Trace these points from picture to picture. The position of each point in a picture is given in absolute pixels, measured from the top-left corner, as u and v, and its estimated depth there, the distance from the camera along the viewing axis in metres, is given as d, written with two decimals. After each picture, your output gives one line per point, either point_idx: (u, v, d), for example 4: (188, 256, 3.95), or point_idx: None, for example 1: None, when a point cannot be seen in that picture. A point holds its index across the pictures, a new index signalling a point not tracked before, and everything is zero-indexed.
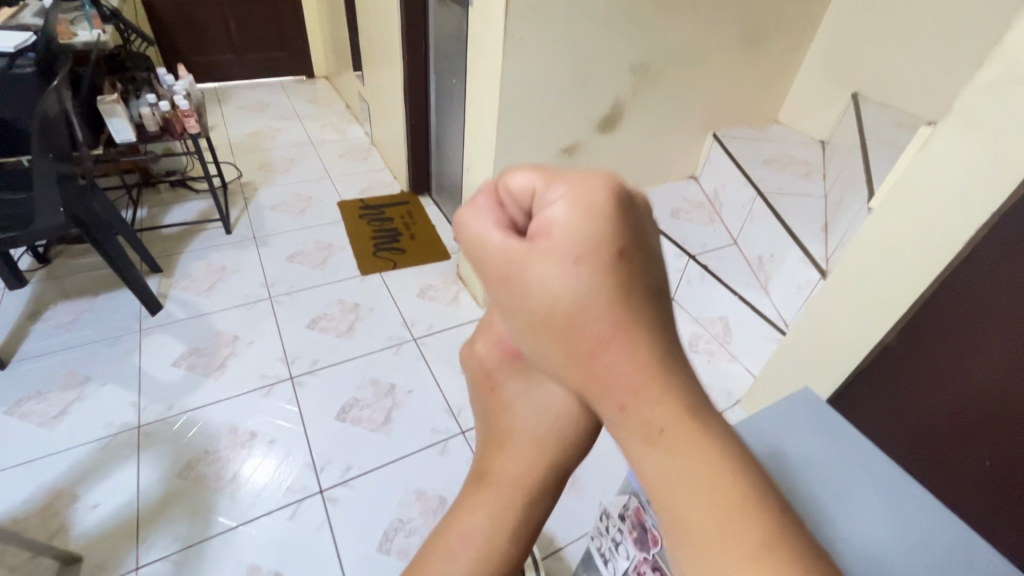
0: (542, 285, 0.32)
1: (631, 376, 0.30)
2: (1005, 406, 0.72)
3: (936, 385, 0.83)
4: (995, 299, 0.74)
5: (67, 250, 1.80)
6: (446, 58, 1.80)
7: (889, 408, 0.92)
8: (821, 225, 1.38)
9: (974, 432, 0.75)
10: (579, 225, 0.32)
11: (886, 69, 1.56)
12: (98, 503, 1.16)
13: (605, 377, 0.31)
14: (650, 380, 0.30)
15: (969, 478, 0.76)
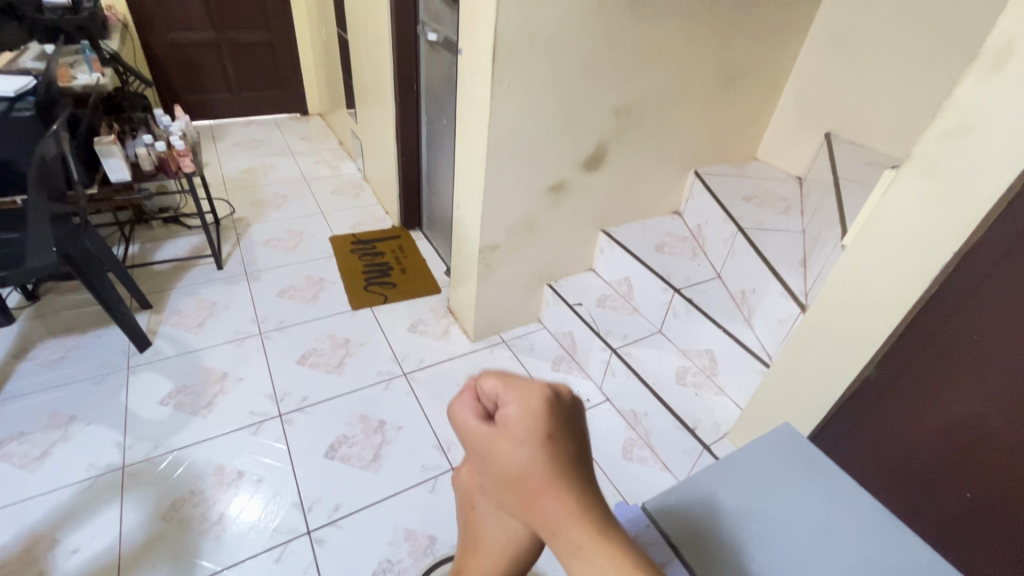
0: (503, 458, 0.36)
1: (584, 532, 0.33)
2: (976, 439, 0.74)
3: (911, 418, 0.85)
4: (962, 334, 0.77)
5: (56, 287, 1.80)
6: (436, 100, 1.87)
7: (869, 440, 0.93)
8: (800, 259, 1.42)
9: (952, 465, 0.77)
10: (521, 411, 0.36)
11: (854, 110, 1.65)
12: (78, 548, 1.13)
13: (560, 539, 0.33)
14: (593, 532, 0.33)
15: (946, 511, 0.77)
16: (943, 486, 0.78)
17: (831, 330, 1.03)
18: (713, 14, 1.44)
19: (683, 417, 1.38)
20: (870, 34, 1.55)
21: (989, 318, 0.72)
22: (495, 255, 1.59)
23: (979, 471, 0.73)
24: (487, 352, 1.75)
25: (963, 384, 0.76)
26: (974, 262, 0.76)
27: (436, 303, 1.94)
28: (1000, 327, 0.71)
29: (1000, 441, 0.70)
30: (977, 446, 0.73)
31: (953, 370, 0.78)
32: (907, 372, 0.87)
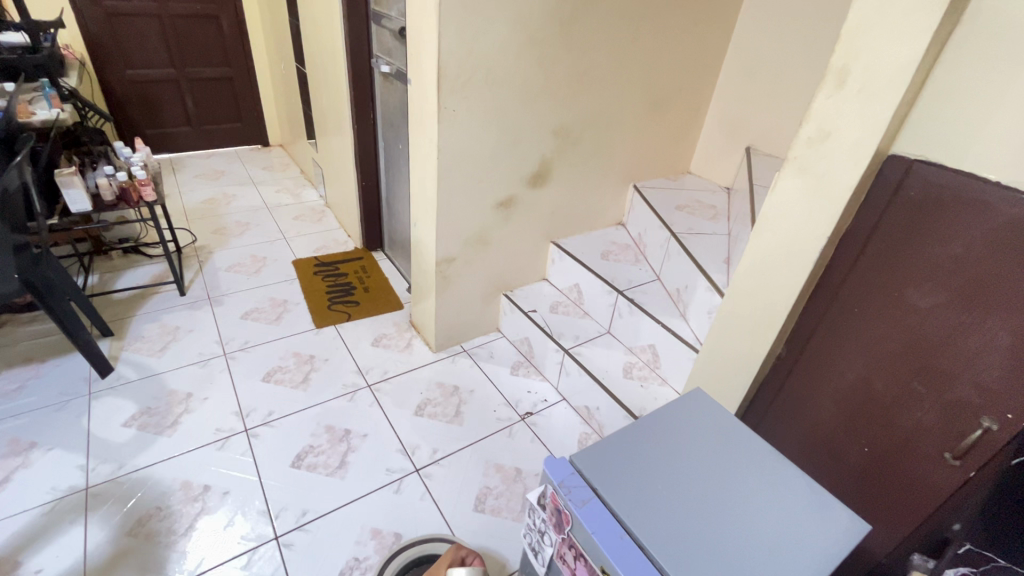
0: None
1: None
2: (872, 403, 0.92)
3: (818, 391, 1.01)
4: (848, 318, 0.93)
5: (14, 319, 1.80)
6: (392, 127, 1.99)
7: (786, 413, 1.09)
8: (726, 257, 1.58)
9: (857, 425, 0.95)
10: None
11: (767, 126, 1.85)
12: (42, 568, 1.14)
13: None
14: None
15: (857, 461, 0.96)
16: (853, 439, 0.96)
17: (737, 322, 1.13)
18: (636, 45, 1.62)
19: (629, 406, 1.49)
20: (773, 60, 1.76)
21: (870, 300, 0.89)
22: (451, 267, 1.69)
23: (878, 422, 0.91)
24: (449, 361, 1.83)
25: (855, 358, 0.94)
26: (845, 252, 0.92)
27: (398, 318, 2.02)
28: (879, 307, 0.88)
29: (891, 400, 0.88)
30: (874, 405, 0.91)
31: (847, 345, 0.95)
32: (807, 353, 1.02)
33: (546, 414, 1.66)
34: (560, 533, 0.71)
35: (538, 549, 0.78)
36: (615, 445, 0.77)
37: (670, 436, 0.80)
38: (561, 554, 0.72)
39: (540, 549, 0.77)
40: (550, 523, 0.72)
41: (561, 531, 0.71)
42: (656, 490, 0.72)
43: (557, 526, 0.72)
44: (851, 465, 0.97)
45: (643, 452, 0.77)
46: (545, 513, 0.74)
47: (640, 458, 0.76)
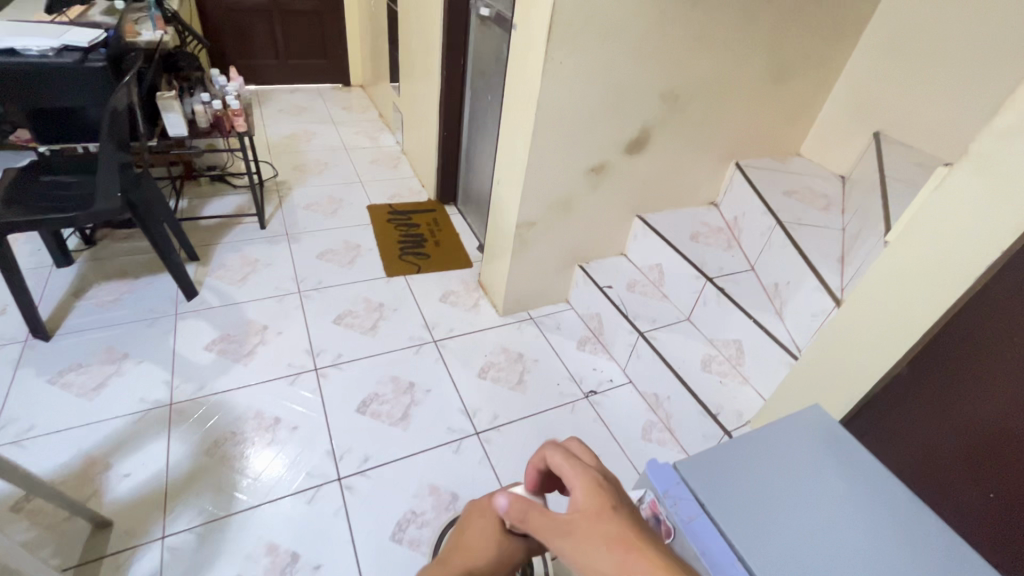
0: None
1: (606, 503, 0.42)
2: (1009, 443, 0.70)
3: (940, 417, 0.80)
4: (1003, 333, 0.72)
5: (111, 234, 1.90)
6: (482, 76, 1.89)
7: (892, 438, 0.89)
8: (837, 255, 1.42)
9: (981, 466, 0.73)
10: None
11: (905, 111, 1.62)
12: (129, 473, 1.21)
13: (594, 524, 0.41)
14: (612, 535, 0.40)
15: (970, 511, 0.74)
16: (965, 478, 0.75)
17: (861, 330, 1.00)
18: (769, 4, 1.43)
19: (706, 402, 1.41)
20: (927, 33, 1.52)
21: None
22: (531, 232, 1.62)
23: (1003, 461, 0.71)
24: (515, 327, 1.79)
25: (1001, 382, 0.72)
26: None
27: (467, 276, 1.98)
28: None
29: None
30: (1013, 446, 0.69)
31: (986, 362, 0.74)
32: (937, 367, 0.83)
33: (610, 395, 1.59)
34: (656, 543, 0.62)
35: None
36: (725, 454, 0.68)
37: (791, 452, 0.71)
38: None
39: None
40: None
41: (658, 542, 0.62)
42: (775, 516, 0.61)
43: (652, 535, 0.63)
44: (951, 506, 0.77)
45: (757, 468, 0.67)
46: None
47: (754, 473, 0.66)
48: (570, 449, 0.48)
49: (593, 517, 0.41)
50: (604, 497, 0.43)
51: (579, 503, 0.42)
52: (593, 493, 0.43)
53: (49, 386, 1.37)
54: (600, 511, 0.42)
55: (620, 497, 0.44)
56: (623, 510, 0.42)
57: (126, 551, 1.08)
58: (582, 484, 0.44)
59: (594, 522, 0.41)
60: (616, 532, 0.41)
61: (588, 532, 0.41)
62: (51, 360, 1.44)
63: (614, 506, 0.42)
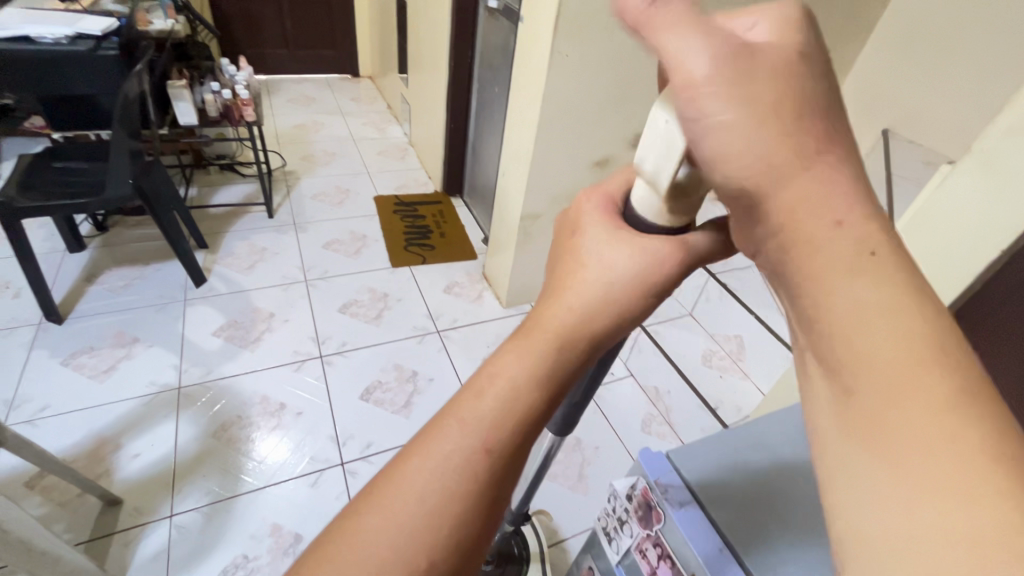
0: (845, 324, 0.26)
1: (770, 99, 0.27)
2: None
3: None
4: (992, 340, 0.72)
5: (122, 220, 1.93)
6: (490, 68, 1.90)
7: None
8: None
9: None
10: (937, 436, 0.24)
11: (915, 108, 1.61)
12: (139, 453, 1.24)
13: (780, 98, 0.27)
14: (769, 167, 0.28)
15: None
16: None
17: None
18: None
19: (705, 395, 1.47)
20: (940, 30, 1.50)
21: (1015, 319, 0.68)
22: (535, 224, 1.63)
23: None
24: (518, 319, 1.80)
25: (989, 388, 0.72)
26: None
27: (471, 267, 1.99)
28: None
29: None
30: None
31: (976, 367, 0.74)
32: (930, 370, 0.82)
33: None
34: (645, 529, 0.65)
35: (615, 537, 0.72)
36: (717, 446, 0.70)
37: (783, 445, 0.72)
38: (643, 549, 0.66)
39: (617, 538, 0.71)
40: (635, 516, 0.67)
41: (648, 527, 0.65)
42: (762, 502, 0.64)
43: (643, 521, 0.66)
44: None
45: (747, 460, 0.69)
46: (631, 504, 0.68)
47: (743, 464, 0.68)
48: (710, 29, 0.31)
49: (736, 131, 0.28)
50: (770, 86, 0.27)
51: (768, 59, 0.28)
52: (789, 63, 0.28)
53: (61, 368, 1.40)
54: (754, 126, 0.28)
55: (800, 87, 0.28)
56: (802, 110, 0.28)
57: (135, 528, 1.11)
58: (723, 85, 0.28)
59: (742, 143, 0.28)
60: (782, 156, 0.27)
61: (772, 106, 0.27)
62: (64, 342, 1.47)
63: (785, 101, 0.27)
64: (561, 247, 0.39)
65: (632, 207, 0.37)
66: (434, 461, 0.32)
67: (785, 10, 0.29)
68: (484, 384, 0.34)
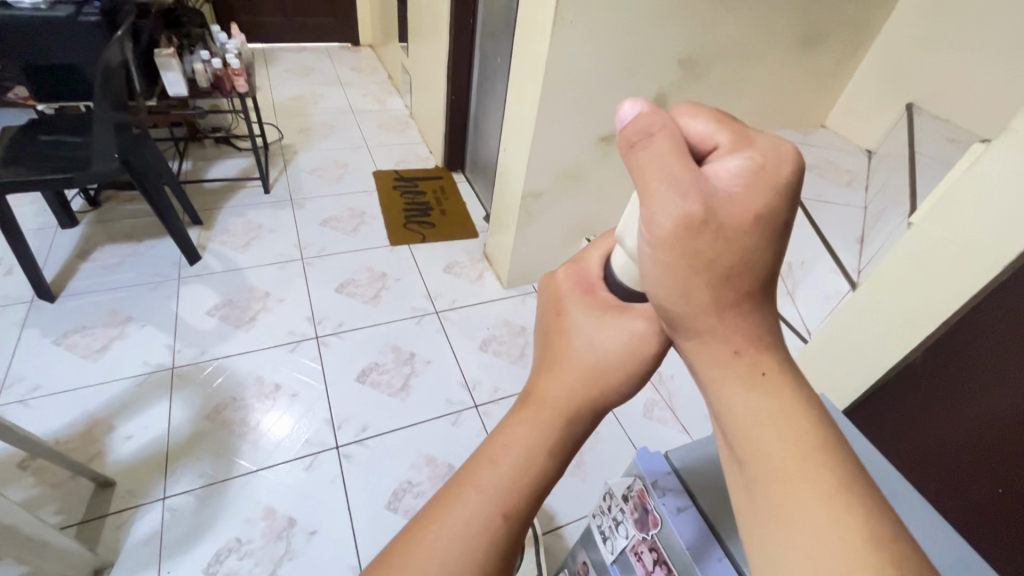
0: (740, 425, 0.31)
1: (736, 224, 0.30)
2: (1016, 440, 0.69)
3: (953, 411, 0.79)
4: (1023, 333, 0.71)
5: (115, 195, 1.88)
6: (493, 36, 1.80)
7: (903, 429, 0.88)
8: (858, 235, 1.35)
9: (987, 461, 0.73)
10: (805, 529, 0.28)
11: (944, 81, 1.52)
12: (132, 435, 1.23)
13: (730, 232, 0.30)
14: (717, 286, 0.31)
15: (973, 504, 0.74)
16: (970, 472, 0.75)
17: (879, 316, 0.95)
18: None
19: None
20: None
21: None
22: (537, 203, 1.57)
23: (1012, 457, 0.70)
24: (519, 300, 1.75)
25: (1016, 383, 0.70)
26: None
27: (472, 246, 1.94)
28: None
29: None
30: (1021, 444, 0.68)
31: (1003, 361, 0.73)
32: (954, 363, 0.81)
33: None
34: (641, 532, 0.61)
35: (609, 536, 0.68)
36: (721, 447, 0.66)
37: None
38: (637, 552, 0.62)
39: (611, 538, 0.67)
40: (630, 518, 0.63)
41: (643, 531, 0.61)
42: None
43: (638, 523, 0.62)
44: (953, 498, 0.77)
45: None
46: (627, 504, 0.64)
47: None
48: (699, 127, 0.33)
49: (716, 240, 0.30)
50: (741, 207, 0.30)
51: (727, 194, 0.30)
52: (748, 198, 0.30)
53: (54, 347, 1.38)
54: (725, 236, 0.30)
55: (764, 208, 0.30)
56: (750, 246, 0.30)
57: (128, 510, 1.10)
58: (706, 196, 0.30)
59: (704, 254, 0.30)
60: (729, 275, 0.31)
61: (718, 240, 0.30)
62: (56, 321, 1.45)
63: (751, 223, 0.30)
64: (549, 317, 0.41)
65: (618, 272, 0.38)
66: (454, 530, 0.34)
67: (768, 154, 0.31)
68: (497, 453, 0.36)
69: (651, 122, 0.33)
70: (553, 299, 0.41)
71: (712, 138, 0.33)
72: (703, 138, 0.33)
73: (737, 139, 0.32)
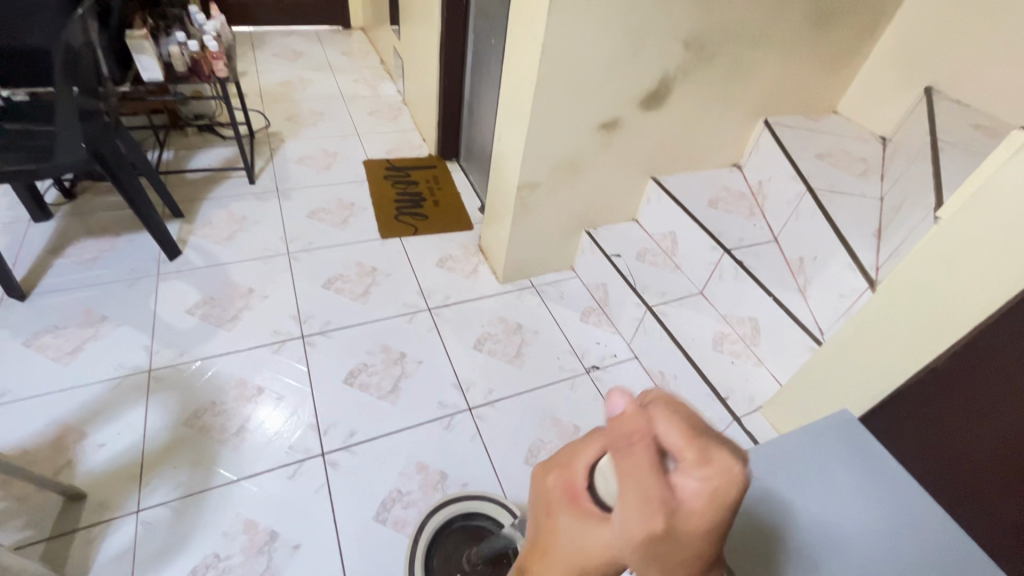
0: None
1: (692, 532, 0.29)
2: None
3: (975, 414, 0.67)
4: None
5: (92, 186, 1.80)
6: (486, 17, 1.71)
7: (916, 435, 0.76)
8: (874, 228, 1.28)
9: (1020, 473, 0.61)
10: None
11: (965, 62, 1.43)
12: (105, 443, 1.16)
13: (688, 539, 0.29)
14: (671, 570, 0.30)
15: (996, 522, 0.62)
16: (1009, 494, 0.61)
17: (900, 317, 0.89)
18: None
19: (714, 384, 1.32)
20: None
21: None
22: (533, 194, 1.48)
23: None
24: (515, 295, 1.68)
25: None
26: None
27: (466, 239, 1.86)
28: None
29: None
30: None
31: None
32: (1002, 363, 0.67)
33: (612, 370, 1.50)
34: None
35: None
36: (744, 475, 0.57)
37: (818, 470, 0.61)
38: None
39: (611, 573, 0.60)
40: None
41: None
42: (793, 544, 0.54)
43: None
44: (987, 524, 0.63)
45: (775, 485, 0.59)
46: None
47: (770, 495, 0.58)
48: (671, 429, 0.30)
49: (671, 549, 0.29)
50: (700, 527, 0.29)
51: (689, 500, 0.29)
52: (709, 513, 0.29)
53: (24, 349, 1.31)
54: (679, 546, 0.29)
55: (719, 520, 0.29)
56: (705, 537, 0.29)
57: (99, 524, 1.04)
58: (669, 510, 0.29)
59: (660, 556, 0.29)
60: (682, 566, 0.30)
61: (675, 546, 0.29)
62: (27, 321, 1.37)
63: (705, 535, 0.29)
64: (536, 514, 0.39)
65: (596, 490, 0.36)
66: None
67: (729, 475, 0.29)
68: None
69: (628, 423, 0.32)
70: (539, 497, 0.39)
71: (681, 449, 0.30)
72: (675, 446, 0.30)
73: (703, 454, 0.30)
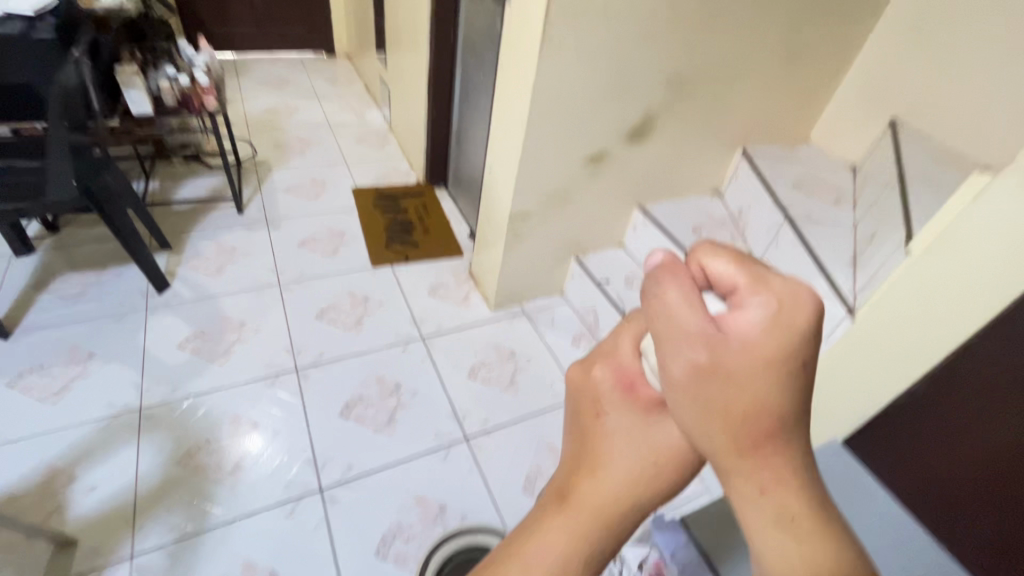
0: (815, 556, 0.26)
1: (746, 365, 0.27)
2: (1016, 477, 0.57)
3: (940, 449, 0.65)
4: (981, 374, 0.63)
5: (76, 219, 1.77)
6: (474, 52, 1.76)
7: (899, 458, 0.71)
8: (850, 257, 1.35)
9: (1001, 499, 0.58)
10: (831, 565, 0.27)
11: None
12: (95, 486, 1.14)
13: (755, 352, 0.27)
14: (736, 422, 0.27)
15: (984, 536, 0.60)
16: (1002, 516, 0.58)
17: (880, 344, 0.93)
18: None
19: None
20: None
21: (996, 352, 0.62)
22: (525, 224, 1.52)
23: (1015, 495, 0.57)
24: (507, 322, 1.70)
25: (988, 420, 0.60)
26: None
27: (457, 266, 1.88)
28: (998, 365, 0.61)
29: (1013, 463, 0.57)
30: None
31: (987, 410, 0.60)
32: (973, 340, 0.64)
33: None
34: None
35: None
36: None
37: None
38: None
39: None
40: None
41: None
42: None
43: None
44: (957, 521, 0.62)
45: None
46: None
47: None
48: (719, 263, 0.32)
49: (726, 388, 0.28)
50: (757, 355, 0.27)
51: (747, 319, 0.28)
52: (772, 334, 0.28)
53: (7, 391, 1.28)
54: (737, 382, 0.27)
55: (804, 329, 0.28)
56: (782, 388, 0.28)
57: (90, 572, 1.02)
58: (720, 339, 0.28)
59: (710, 381, 0.28)
60: (746, 419, 0.27)
61: (746, 345, 0.28)
62: (11, 361, 1.34)
63: (762, 369, 0.27)
64: (584, 414, 0.35)
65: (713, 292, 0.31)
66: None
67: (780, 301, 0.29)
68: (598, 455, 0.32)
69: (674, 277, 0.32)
70: (590, 393, 0.35)
71: (731, 282, 0.31)
72: (724, 281, 0.32)
73: (755, 280, 0.31)
